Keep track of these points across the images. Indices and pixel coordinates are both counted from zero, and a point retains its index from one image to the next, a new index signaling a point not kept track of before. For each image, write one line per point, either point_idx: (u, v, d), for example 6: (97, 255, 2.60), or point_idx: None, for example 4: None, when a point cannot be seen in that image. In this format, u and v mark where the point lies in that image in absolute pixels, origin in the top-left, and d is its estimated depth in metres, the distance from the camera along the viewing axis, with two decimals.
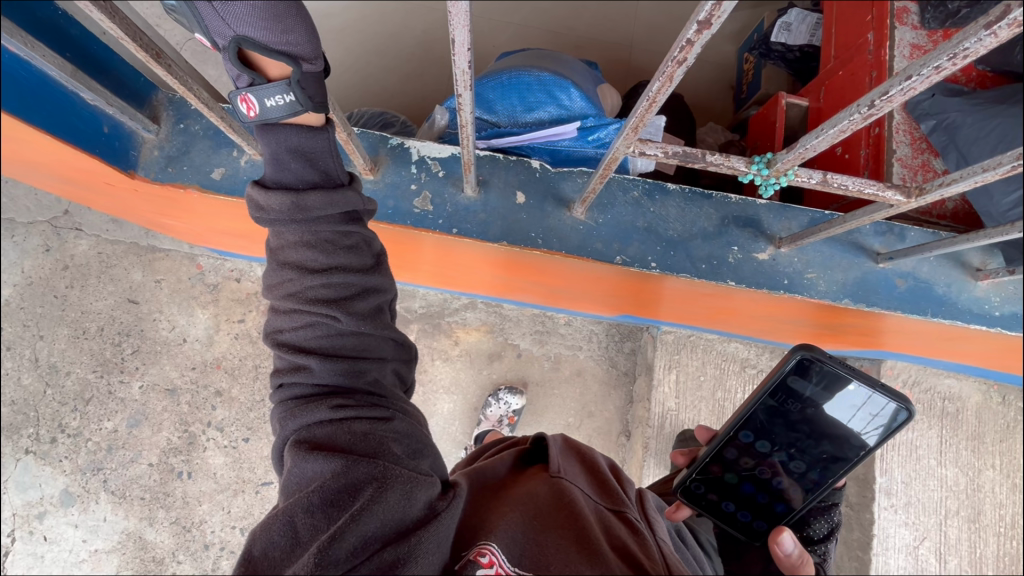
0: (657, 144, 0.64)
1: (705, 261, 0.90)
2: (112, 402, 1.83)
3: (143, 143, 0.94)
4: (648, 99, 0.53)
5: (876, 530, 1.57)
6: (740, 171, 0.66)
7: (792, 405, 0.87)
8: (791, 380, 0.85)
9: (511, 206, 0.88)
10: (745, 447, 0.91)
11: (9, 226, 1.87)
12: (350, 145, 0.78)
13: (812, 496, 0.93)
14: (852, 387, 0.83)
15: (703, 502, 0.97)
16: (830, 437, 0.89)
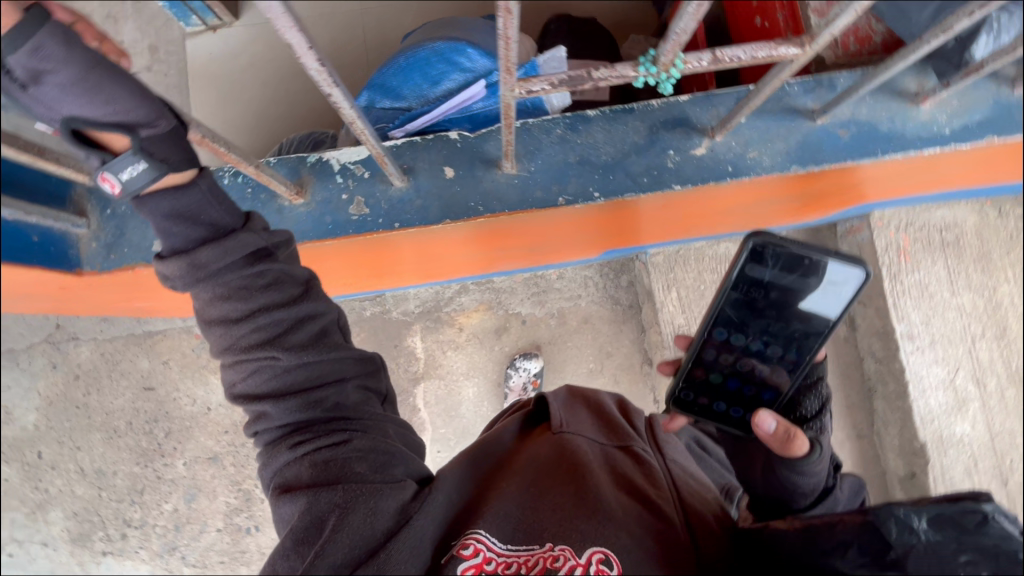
0: (540, 78, 0.63)
1: (646, 175, 0.89)
2: (164, 485, 1.90)
3: (80, 240, 0.94)
4: (502, 37, 0.53)
5: (910, 375, 1.59)
6: (629, 77, 0.65)
7: (756, 296, 0.86)
8: (749, 270, 0.84)
9: (443, 183, 0.88)
10: (722, 345, 0.92)
11: (12, 356, 1.93)
12: (262, 176, 0.79)
13: (799, 374, 0.90)
14: (811, 265, 0.81)
15: (700, 413, 0.97)
16: (799, 319, 0.86)
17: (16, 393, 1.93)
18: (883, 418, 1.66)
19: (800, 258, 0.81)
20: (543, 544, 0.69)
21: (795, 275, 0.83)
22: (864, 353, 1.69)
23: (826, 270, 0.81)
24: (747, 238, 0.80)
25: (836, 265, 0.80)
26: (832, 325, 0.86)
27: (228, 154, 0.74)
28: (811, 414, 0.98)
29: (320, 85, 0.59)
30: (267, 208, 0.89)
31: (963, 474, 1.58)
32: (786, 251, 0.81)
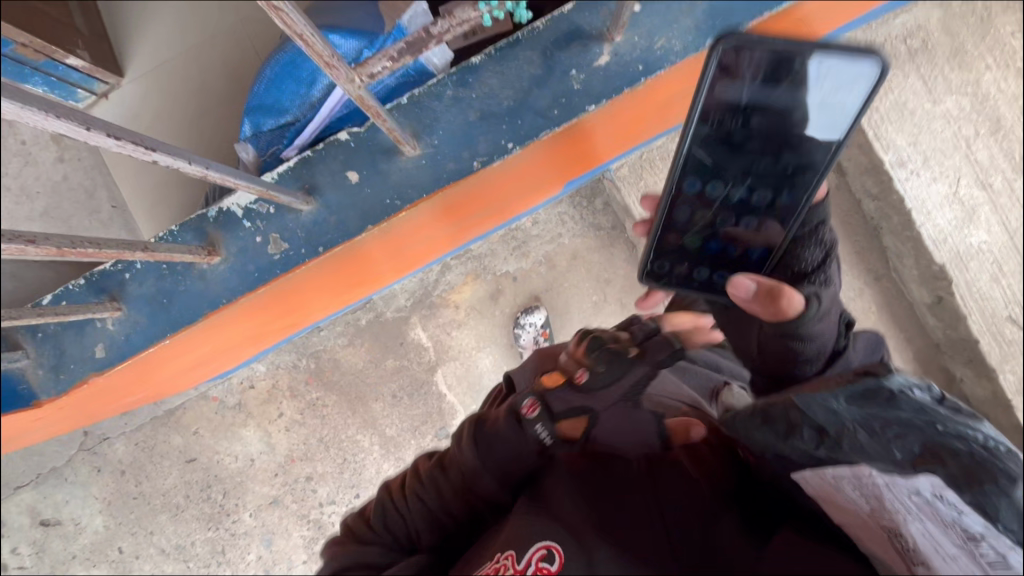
0: (379, 57, 0.64)
1: (555, 106, 0.82)
2: (240, 539, 1.99)
3: (26, 372, 0.91)
4: (296, 35, 0.54)
5: (910, 202, 1.51)
6: (474, 18, 0.61)
7: (740, 136, 0.77)
8: (714, 103, 0.73)
9: (351, 190, 0.82)
10: (696, 202, 0.87)
11: (58, 473, 1.99)
12: (157, 254, 0.75)
13: (789, 225, 0.88)
14: (816, 69, 0.69)
15: (674, 278, 0.99)
16: (793, 152, 0.79)
17: (75, 504, 2.00)
18: (896, 254, 1.60)
19: (794, 60, 0.69)
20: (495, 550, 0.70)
21: (779, 81, 0.71)
22: (859, 195, 1.59)
23: (821, 68, 0.69)
24: (715, 45, 0.67)
25: (837, 76, 0.70)
26: (829, 153, 0.78)
27: (110, 249, 0.70)
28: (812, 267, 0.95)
29: (133, 152, 0.65)
30: (190, 277, 0.85)
31: (989, 282, 1.52)
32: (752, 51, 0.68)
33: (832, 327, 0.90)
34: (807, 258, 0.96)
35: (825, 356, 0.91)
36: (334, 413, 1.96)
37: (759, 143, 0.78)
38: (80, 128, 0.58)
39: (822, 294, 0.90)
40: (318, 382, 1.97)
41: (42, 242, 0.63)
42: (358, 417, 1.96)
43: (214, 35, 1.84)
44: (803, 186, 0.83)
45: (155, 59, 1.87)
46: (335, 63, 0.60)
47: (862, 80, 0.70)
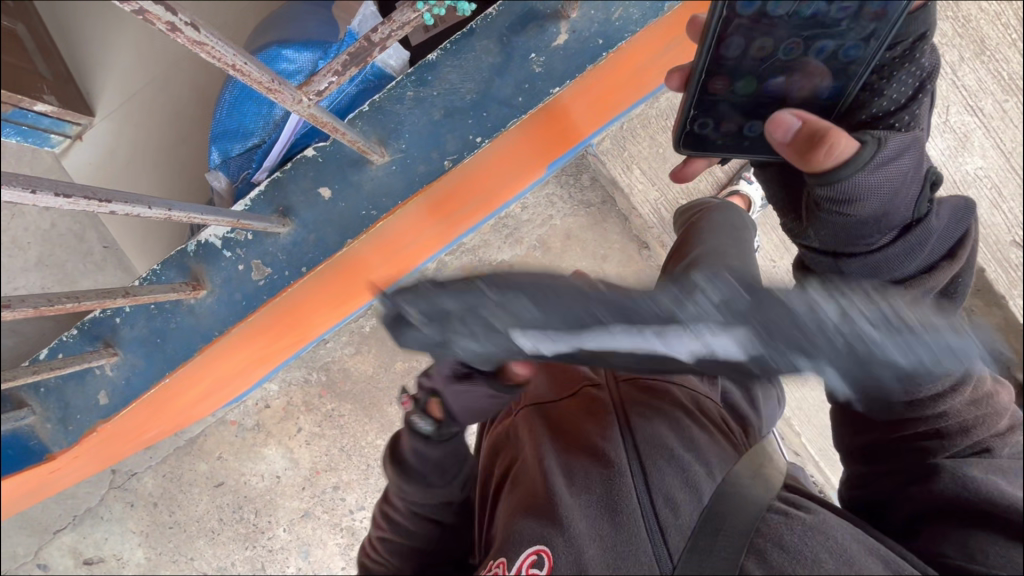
0: (324, 72, 0.64)
1: (519, 94, 0.80)
2: (278, 555, 2.02)
3: (34, 427, 0.92)
4: (230, 67, 0.56)
5: None
6: (414, 18, 0.62)
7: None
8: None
9: (326, 205, 0.81)
10: (756, 21, 0.70)
11: (93, 512, 2.04)
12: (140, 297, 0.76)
13: (868, 63, 0.73)
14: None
15: (721, 142, 0.83)
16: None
17: (115, 540, 2.05)
18: None
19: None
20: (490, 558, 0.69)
21: None
22: None
23: None
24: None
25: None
26: None
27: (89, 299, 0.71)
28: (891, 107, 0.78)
29: (99, 211, 0.67)
30: (179, 313, 0.85)
31: (991, 208, 1.49)
32: None
33: (910, 189, 0.72)
34: (887, 95, 0.78)
35: (895, 226, 0.74)
36: (352, 421, 1.98)
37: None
38: (23, 192, 0.59)
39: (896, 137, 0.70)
40: (332, 394, 1.98)
41: (19, 304, 0.66)
42: (375, 422, 1.98)
43: (178, 61, 1.82)
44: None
45: (123, 93, 1.86)
46: (278, 88, 0.61)
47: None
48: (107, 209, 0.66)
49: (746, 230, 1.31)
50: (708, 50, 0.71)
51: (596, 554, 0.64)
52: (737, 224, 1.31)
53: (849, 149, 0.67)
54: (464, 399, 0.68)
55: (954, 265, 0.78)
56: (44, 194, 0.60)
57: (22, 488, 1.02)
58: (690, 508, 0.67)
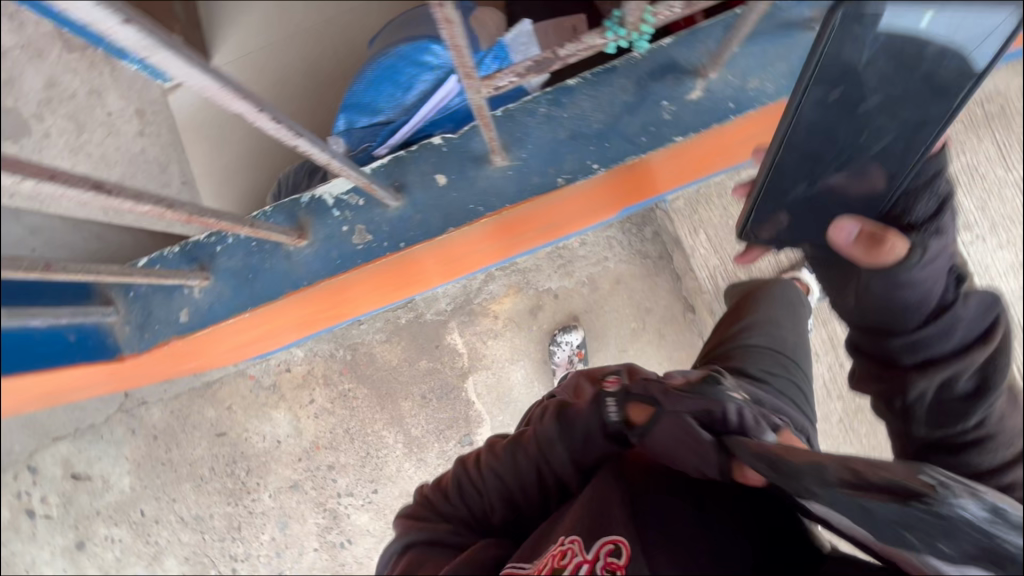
0: (506, 71, 0.64)
1: (642, 134, 0.84)
2: (257, 518, 2.01)
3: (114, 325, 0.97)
4: (450, 44, 0.55)
5: (972, 267, 1.49)
6: (600, 44, 0.62)
7: (849, 77, 0.72)
8: (839, 51, 0.68)
9: (437, 191, 0.86)
10: (802, 160, 0.83)
11: (95, 429, 2.07)
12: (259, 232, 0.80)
13: (902, 169, 0.82)
14: (921, 28, 0.67)
15: (790, 229, 0.94)
16: (909, 76, 0.72)
17: (107, 462, 2.06)
18: None
19: (907, 31, 0.67)
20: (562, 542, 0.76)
21: (922, 30, 0.67)
22: None
23: (952, 20, 0.66)
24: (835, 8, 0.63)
25: (941, 36, 0.68)
26: (961, 96, 0.72)
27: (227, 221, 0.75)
28: (930, 213, 0.84)
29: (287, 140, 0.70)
30: (276, 256, 0.89)
31: None
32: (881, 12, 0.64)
33: (936, 285, 0.82)
34: (915, 211, 0.84)
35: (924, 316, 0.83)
36: (364, 406, 2.00)
37: (868, 77, 0.72)
38: (249, 108, 0.63)
39: (931, 241, 0.81)
40: (352, 374, 2.00)
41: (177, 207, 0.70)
42: (385, 413, 1.99)
43: (299, 32, 1.95)
44: (931, 109, 0.75)
45: (241, 49, 1.97)
46: (471, 74, 0.60)
47: (967, 48, 0.68)
48: (293, 143, 0.70)
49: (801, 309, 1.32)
50: (769, 167, 0.83)
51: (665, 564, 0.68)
52: (794, 301, 1.32)
53: (903, 251, 0.79)
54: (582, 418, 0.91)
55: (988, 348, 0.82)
56: (254, 109, 0.64)
57: (87, 377, 1.08)
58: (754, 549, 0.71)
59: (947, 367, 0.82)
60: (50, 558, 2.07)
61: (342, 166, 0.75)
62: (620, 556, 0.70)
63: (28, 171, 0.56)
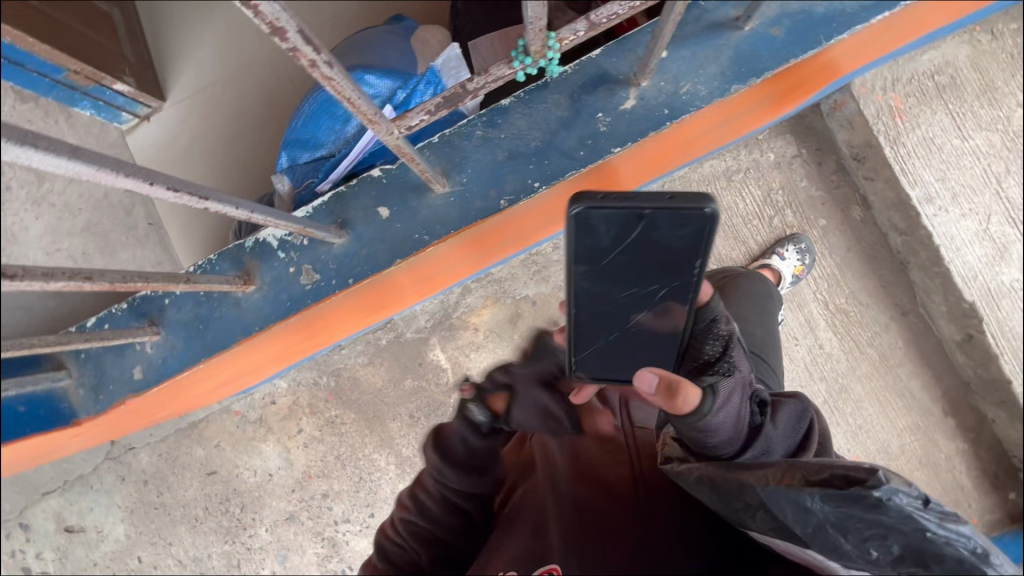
0: (417, 110, 0.69)
1: (580, 148, 0.84)
2: (256, 554, 2.00)
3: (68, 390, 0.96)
4: (345, 97, 0.61)
5: (937, 239, 1.50)
6: (508, 73, 0.68)
7: (603, 258, 0.73)
8: (579, 239, 0.71)
9: (381, 225, 0.86)
10: (590, 320, 0.81)
11: (83, 480, 2.04)
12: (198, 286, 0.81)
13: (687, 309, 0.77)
14: (639, 217, 0.69)
15: (610, 371, 0.87)
16: (647, 252, 0.73)
17: (99, 512, 2.04)
18: (924, 290, 1.57)
19: (634, 215, 0.68)
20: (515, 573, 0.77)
21: (631, 220, 0.69)
22: (885, 229, 1.58)
23: (657, 213, 0.68)
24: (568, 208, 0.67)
25: (668, 214, 0.68)
26: (696, 269, 0.73)
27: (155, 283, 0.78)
28: (714, 359, 0.79)
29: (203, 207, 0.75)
30: (226, 304, 0.89)
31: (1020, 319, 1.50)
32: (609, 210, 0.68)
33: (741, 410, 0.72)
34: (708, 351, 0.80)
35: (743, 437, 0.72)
36: (353, 431, 1.98)
37: (626, 250, 0.73)
38: (142, 182, 0.67)
39: (727, 381, 0.72)
40: (338, 400, 1.99)
41: (98, 278, 0.73)
42: (375, 435, 1.98)
43: (251, 62, 1.93)
44: (683, 271, 0.74)
45: (195, 84, 1.95)
46: (377, 119, 0.65)
47: (693, 224, 0.68)
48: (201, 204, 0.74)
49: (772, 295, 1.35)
50: (573, 324, 0.81)
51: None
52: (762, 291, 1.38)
53: (697, 398, 0.68)
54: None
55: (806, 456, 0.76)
56: (148, 184, 0.68)
57: (56, 442, 1.08)
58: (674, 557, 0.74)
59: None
60: None
61: (262, 217, 0.78)
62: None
63: None
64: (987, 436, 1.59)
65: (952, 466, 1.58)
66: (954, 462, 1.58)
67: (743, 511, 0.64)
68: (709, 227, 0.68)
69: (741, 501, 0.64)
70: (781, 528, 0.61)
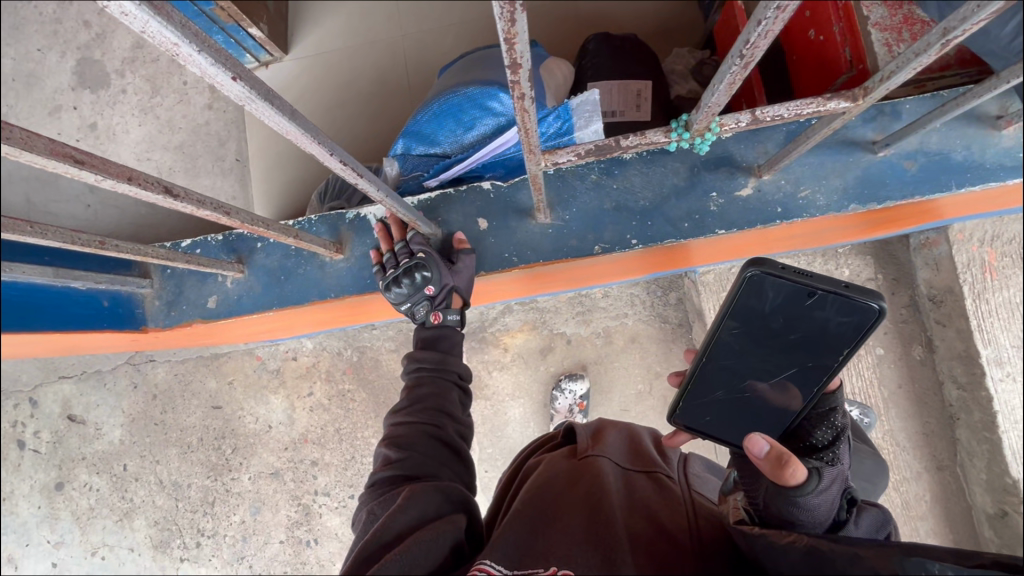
0: (569, 150, 0.80)
1: (686, 219, 0.97)
2: (232, 498, 2.02)
3: (145, 298, 1.08)
4: (524, 128, 0.62)
5: (997, 405, 1.44)
6: (663, 140, 0.82)
7: (756, 320, 0.73)
8: (742, 297, 0.72)
9: (477, 232, 1.00)
10: (718, 371, 0.79)
11: (99, 376, 2.11)
12: (302, 244, 0.90)
13: (810, 395, 0.75)
14: (808, 295, 0.69)
15: (711, 429, 0.83)
16: (802, 328, 0.72)
17: (104, 410, 2.10)
18: (967, 450, 1.51)
19: (806, 291, 0.69)
20: (547, 569, 0.59)
21: (798, 293, 0.70)
22: (943, 377, 1.55)
23: (832, 298, 0.68)
24: (743, 264, 0.68)
25: (838, 301, 0.68)
26: (842, 357, 0.71)
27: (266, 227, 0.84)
28: (823, 446, 0.72)
29: (347, 175, 0.77)
30: (311, 264, 0.99)
31: None
32: (782, 282, 0.69)
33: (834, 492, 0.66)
34: (817, 434, 0.74)
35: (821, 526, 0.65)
36: (359, 410, 2.00)
37: (778, 322, 0.72)
38: (309, 139, 0.69)
39: (830, 468, 0.67)
40: (354, 376, 2.02)
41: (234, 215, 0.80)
42: (379, 421, 1.98)
43: (377, 41, 2.02)
44: (822, 359, 0.73)
45: (320, 47, 2.06)
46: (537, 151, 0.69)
47: (857, 318, 0.68)
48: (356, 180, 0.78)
49: (864, 440, 1.22)
50: (695, 372, 0.79)
51: None
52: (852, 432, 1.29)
53: (802, 475, 0.63)
54: (466, 271, 0.95)
55: None
56: (326, 154, 0.72)
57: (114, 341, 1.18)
58: None
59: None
60: (28, 492, 2.10)
61: (393, 204, 0.84)
62: None
63: (111, 173, 0.62)
64: None
65: None
66: None
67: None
68: (870, 329, 0.68)
69: (843, 574, 0.49)
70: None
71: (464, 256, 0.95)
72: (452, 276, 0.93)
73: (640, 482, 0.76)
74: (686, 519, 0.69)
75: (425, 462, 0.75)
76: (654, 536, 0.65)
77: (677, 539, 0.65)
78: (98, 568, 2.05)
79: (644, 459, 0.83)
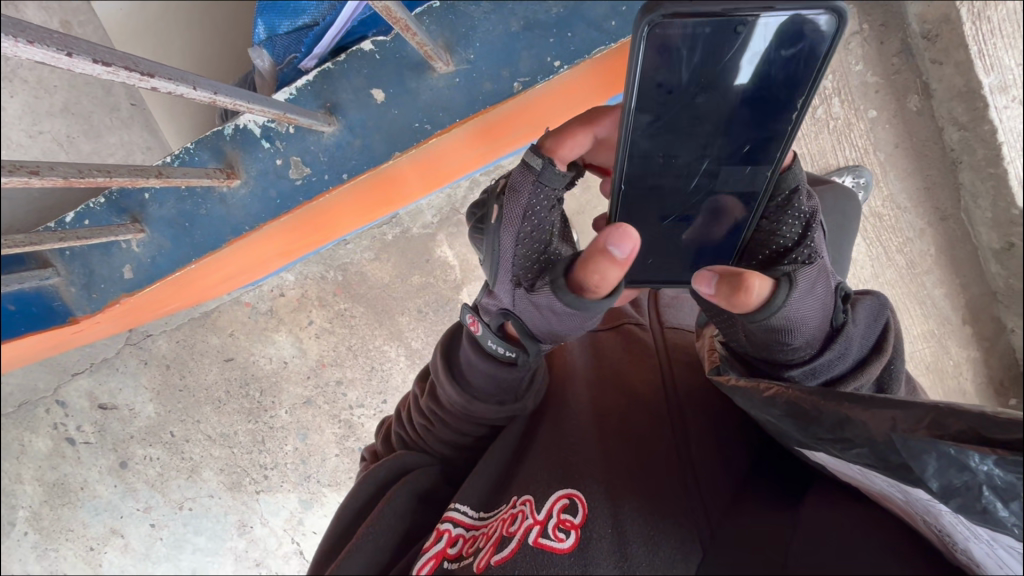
0: None
1: (612, 17, 0.87)
2: (279, 432, 2.02)
3: (58, 288, 1.10)
4: None
5: (1002, 135, 1.39)
6: None
7: (675, 104, 0.61)
8: (654, 74, 0.58)
9: (376, 107, 0.93)
10: (646, 196, 0.68)
11: (106, 363, 1.99)
12: (173, 181, 0.88)
13: (767, 181, 0.65)
14: (737, 34, 0.55)
15: (659, 270, 0.74)
16: (739, 90, 0.59)
17: (129, 391, 2.01)
18: (971, 192, 1.46)
19: (732, 26, 0.55)
20: (509, 503, 0.65)
21: (724, 38, 0.56)
22: (943, 121, 1.44)
23: (766, 29, 0.55)
24: (633, 32, 0.54)
25: (775, 30, 0.55)
26: (799, 111, 0.60)
27: (118, 178, 0.81)
28: (790, 247, 0.66)
29: (135, 83, 0.68)
30: (210, 200, 1.01)
31: None
32: (700, 28, 0.55)
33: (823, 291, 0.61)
34: (782, 235, 0.67)
35: (822, 336, 0.61)
36: (362, 323, 1.93)
37: (704, 94, 0.60)
38: (61, 55, 0.58)
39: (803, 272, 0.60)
40: (346, 294, 1.93)
41: (48, 172, 0.72)
42: (385, 328, 1.93)
43: None
44: (771, 125, 0.62)
45: None
46: None
47: (805, 44, 0.55)
48: (149, 84, 0.69)
49: (831, 182, 1.15)
50: (619, 208, 0.69)
51: (633, 507, 0.59)
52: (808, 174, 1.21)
53: (766, 291, 0.56)
54: (535, 315, 0.67)
55: (882, 359, 0.63)
56: (91, 63, 0.61)
57: (51, 343, 1.23)
58: (725, 482, 0.61)
59: (849, 385, 0.61)
60: (100, 477, 2.05)
61: (226, 98, 0.77)
62: (576, 512, 0.60)
63: None
64: (1002, 346, 1.55)
65: (959, 374, 1.54)
66: (962, 370, 1.54)
67: (832, 443, 0.43)
68: (827, 53, 0.55)
69: (823, 421, 0.45)
70: (884, 467, 0.39)
71: (541, 293, 0.63)
72: (502, 297, 0.71)
73: (613, 370, 0.80)
74: (661, 386, 0.74)
75: (432, 418, 0.86)
76: (627, 426, 0.70)
77: (638, 417, 0.70)
78: (192, 517, 2.07)
79: (605, 340, 0.88)
